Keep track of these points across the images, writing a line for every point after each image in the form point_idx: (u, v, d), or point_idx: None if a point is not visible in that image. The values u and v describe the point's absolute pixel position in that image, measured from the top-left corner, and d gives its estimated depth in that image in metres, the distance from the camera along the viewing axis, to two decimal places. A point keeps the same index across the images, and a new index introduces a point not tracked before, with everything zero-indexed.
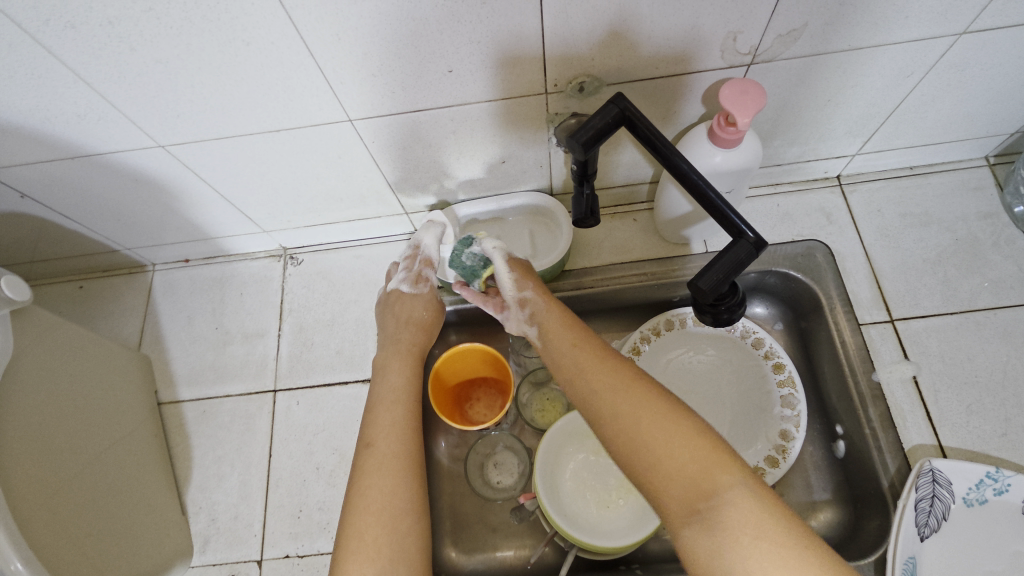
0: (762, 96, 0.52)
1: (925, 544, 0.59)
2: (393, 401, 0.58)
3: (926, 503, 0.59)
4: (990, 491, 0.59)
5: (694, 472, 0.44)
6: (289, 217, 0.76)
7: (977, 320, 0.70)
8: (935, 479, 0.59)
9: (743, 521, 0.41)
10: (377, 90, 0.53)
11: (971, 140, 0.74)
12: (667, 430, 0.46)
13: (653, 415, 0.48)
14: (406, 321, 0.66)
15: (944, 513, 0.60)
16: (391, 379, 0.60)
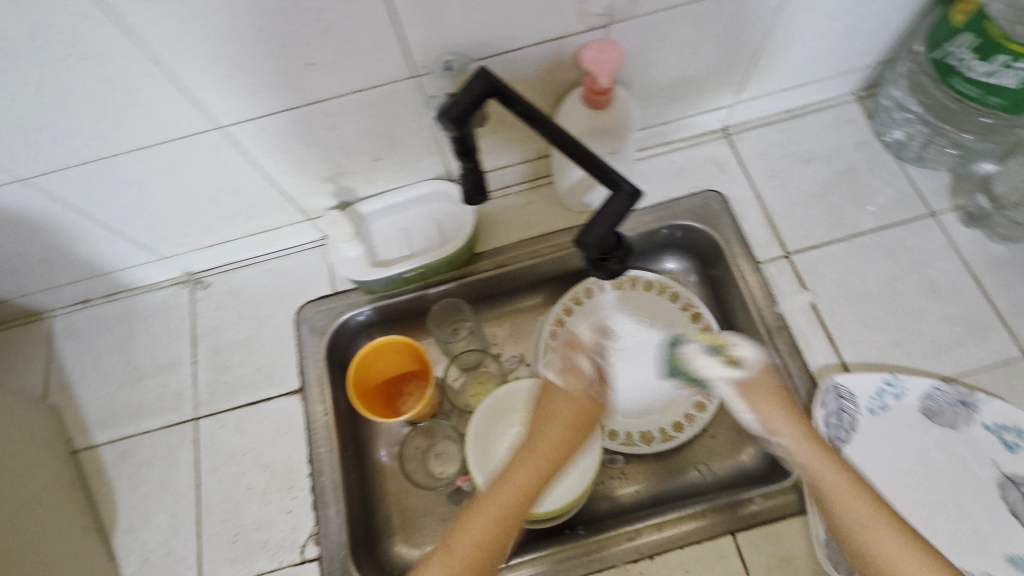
0: (620, 56, 0.54)
1: (839, 455, 0.63)
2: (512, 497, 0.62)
3: (834, 417, 0.64)
4: (890, 398, 0.64)
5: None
6: (185, 238, 0.73)
7: (863, 242, 0.75)
8: (839, 393, 0.64)
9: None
10: (238, 93, 0.53)
11: (837, 77, 0.78)
12: (890, 535, 0.56)
13: (866, 501, 0.57)
14: (521, 389, 0.69)
15: (852, 424, 0.64)
16: (546, 436, 0.65)
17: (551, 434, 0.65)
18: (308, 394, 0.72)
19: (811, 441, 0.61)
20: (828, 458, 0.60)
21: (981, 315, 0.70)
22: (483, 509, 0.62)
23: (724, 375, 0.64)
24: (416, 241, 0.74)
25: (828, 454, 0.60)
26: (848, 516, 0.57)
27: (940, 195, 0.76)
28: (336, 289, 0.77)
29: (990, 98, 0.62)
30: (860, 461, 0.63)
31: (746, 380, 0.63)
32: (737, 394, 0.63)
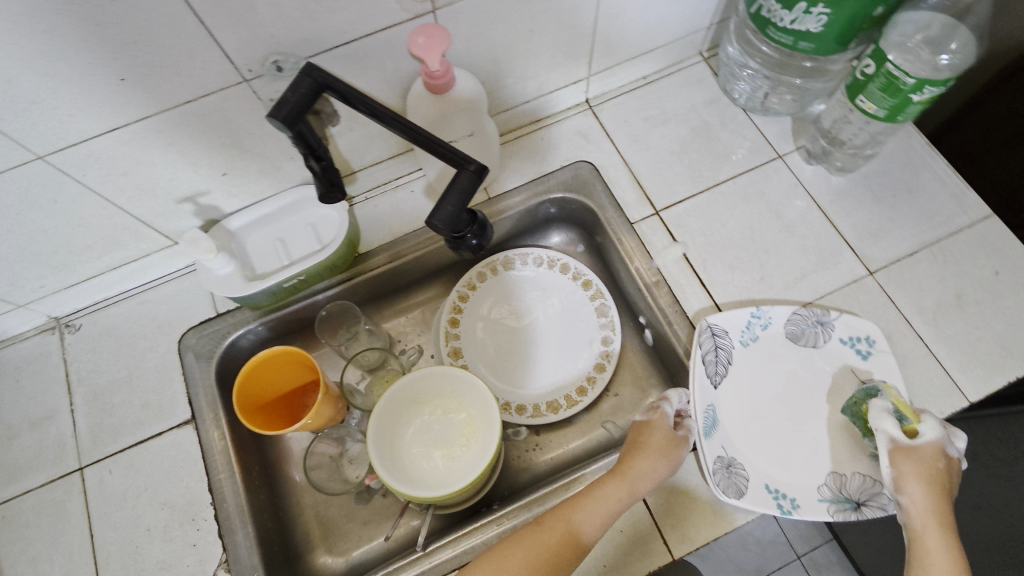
0: (447, 37, 0.55)
1: (720, 390, 0.68)
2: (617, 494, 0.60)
3: (712, 354, 0.68)
4: (758, 328, 0.70)
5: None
6: (39, 281, 0.69)
7: (723, 191, 0.80)
8: (713, 332, 0.69)
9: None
10: (51, 118, 0.50)
11: (678, 41, 0.83)
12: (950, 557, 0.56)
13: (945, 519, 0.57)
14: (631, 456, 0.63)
15: (729, 359, 0.69)
16: (649, 468, 0.61)
17: (653, 466, 0.61)
18: (200, 422, 0.70)
19: (929, 469, 0.58)
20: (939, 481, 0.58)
21: (831, 242, 0.76)
22: (586, 507, 0.59)
23: (889, 429, 0.60)
24: (293, 250, 0.73)
25: (937, 477, 0.58)
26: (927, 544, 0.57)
27: (784, 139, 0.82)
28: (219, 310, 0.75)
29: (801, 44, 0.68)
30: (739, 390, 0.69)
31: (906, 442, 0.59)
32: (893, 451, 0.59)
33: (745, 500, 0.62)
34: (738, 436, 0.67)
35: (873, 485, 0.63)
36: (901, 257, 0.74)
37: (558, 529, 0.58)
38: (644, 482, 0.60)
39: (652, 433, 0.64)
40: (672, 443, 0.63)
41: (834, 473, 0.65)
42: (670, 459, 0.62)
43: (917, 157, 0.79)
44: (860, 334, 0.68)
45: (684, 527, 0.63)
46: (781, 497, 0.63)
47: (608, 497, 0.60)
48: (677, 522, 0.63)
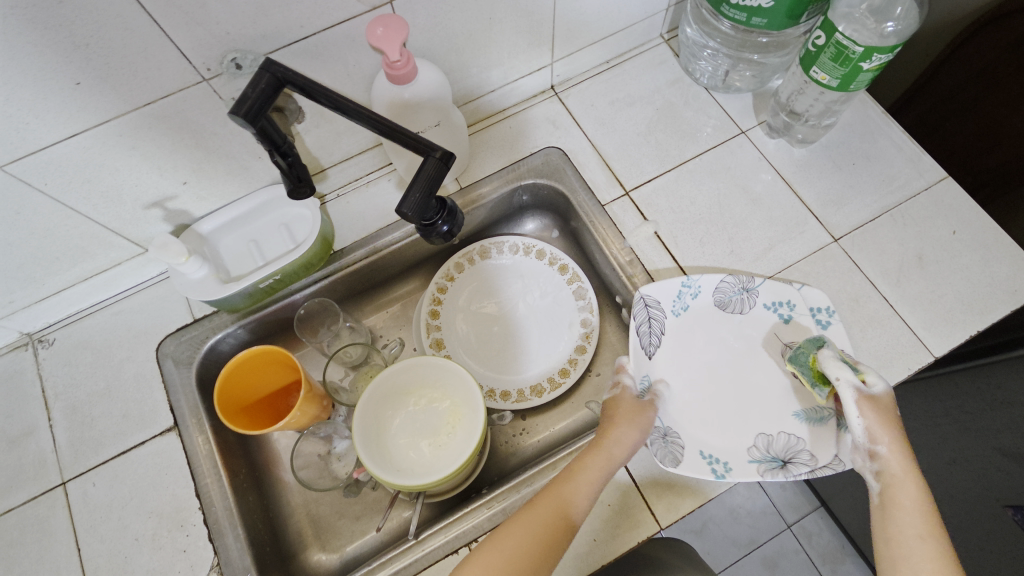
0: (404, 27, 0.56)
1: (654, 359, 0.70)
2: (601, 465, 0.61)
3: (645, 326, 0.70)
4: (688, 297, 0.72)
5: (910, 543, 0.52)
6: (8, 297, 0.68)
7: (690, 168, 0.81)
8: (647, 304, 0.70)
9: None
10: (7, 126, 0.49)
11: (638, 25, 0.84)
12: (919, 502, 0.54)
13: (908, 465, 0.56)
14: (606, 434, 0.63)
15: (661, 329, 0.71)
16: (623, 437, 0.62)
17: (625, 435, 0.62)
18: (184, 428, 0.69)
19: (885, 414, 0.58)
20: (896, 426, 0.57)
21: (796, 212, 0.78)
22: (575, 481, 0.59)
23: (847, 377, 0.59)
24: (268, 251, 0.73)
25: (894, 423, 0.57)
26: (894, 489, 0.55)
27: (746, 114, 0.84)
28: (195, 316, 0.74)
29: (754, 20, 0.70)
30: (671, 364, 0.71)
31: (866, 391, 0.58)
32: (858, 399, 0.58)
33: (683, 467, 0.63)
34: (717, 404, 0.68)
35: (798, 443, 0.64)
36: (864, 222, 0.77)
37: (551, 504, 0.58)
38: (623, 451, 0.62)
39: (620, 406, 0.66)
40: (638, 412, 0.65)
41: (762, 434, 0.66)
42: (639, 427, 0.64)
43: (873, 125, 0.82)
44: (783, 298, 0.70)
45: (670, 497, 0.65)
46: (715, 461, 0.64)
47: (592, 471, 0.60)
48: (663, 492, 0.65)
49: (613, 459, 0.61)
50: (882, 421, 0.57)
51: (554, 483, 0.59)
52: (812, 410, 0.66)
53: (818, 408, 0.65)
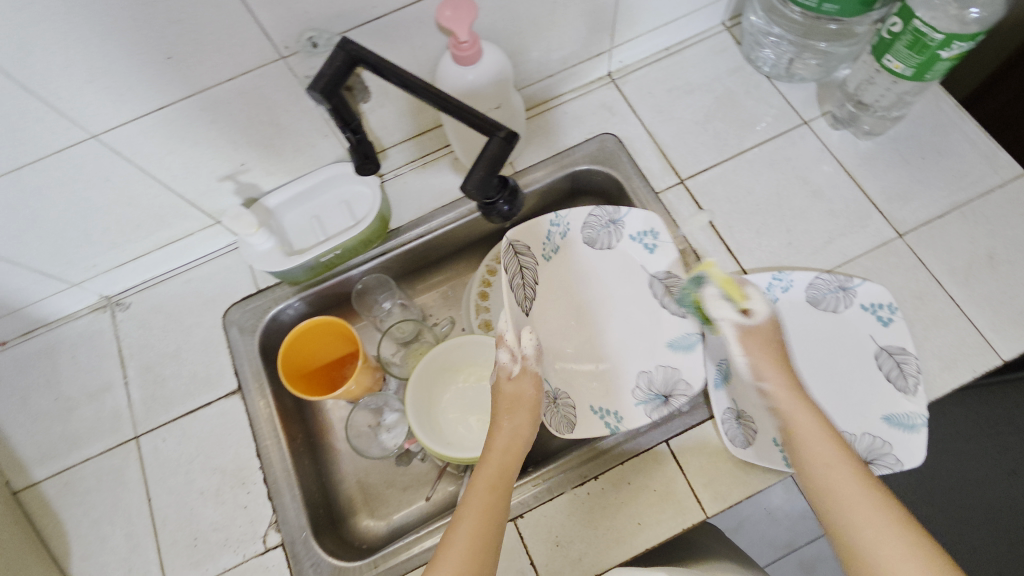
0: (473, 8, 0.57)
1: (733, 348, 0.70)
2: (510, 452, 0.61)
3: None
4: (557, 239, 0.74)
5: (854, 508, 0.51)
6: (92, 260, 0.72)
7: (748, 159, 0.80)
8: None
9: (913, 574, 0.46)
10: (103, 97, 0.53)
11: (701, 11, 0.83)
12: (839, 460, 0.53)
13: (814, 417, 0.56)
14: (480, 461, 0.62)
15: (534, 279, 0.73)
16: (515, 426, 0.62)
17: (517, 424, 0.63)
18: (247, 392, 0.73)
19: (761, 353, 0.60)
20: (778, 364, 0.60)
21: (859, 205, 0.76)
22: (495, 470, 0.59)
23: (729, 315, 0.61)
24: (329, 226, 0.75)
25: (769, 351, 0.60)
26: (812, 456, 0.54)
27: (810, 105, 0.82)
28: (259, 286, 0.78)
29: (826, 6, 0.68)
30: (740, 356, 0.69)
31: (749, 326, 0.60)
32: (739, 335, 0.60)
33: (576, 431, 0.68)
34: None
35: (675, 374, 0.71)
36: (931, 219, 0.74)
37: (480, 494, 0.57)
38: (525, 433, 0.63)
39: (505, 391, 0.65)
40: (524, 394, 0.64)
41: (642, 373, 0.72)
42: (531, 413, 0.64)
43: (946, 118, 0.78)
44: (646, 229, 0.73)
45: (716, 485, 0.64)
46: (609, 415, 0.70)
47: (498, 458, 0.60)
48: (710, 481, 0.65)
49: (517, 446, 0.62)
50: (760, 361, 0.60)
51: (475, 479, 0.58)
52: (680, 339, 0.72)
53: (681, 336, 0.72)
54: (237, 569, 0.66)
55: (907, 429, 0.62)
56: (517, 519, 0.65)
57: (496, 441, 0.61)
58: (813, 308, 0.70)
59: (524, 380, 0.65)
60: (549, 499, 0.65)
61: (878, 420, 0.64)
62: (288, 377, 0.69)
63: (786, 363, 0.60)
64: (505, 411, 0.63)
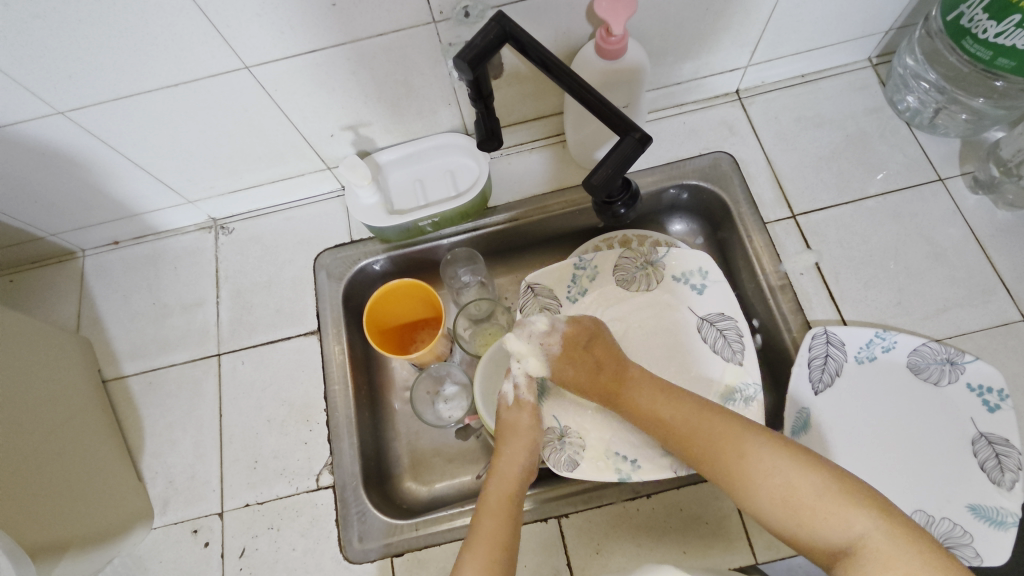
0: (633, 3, 0.57)
1: (820, 397, 0.67)
2: (512, 477, 0.62)
3: (820, 360, 0.67)
4: (585, 280, 0.74)
5: (754, 450, 0.53)
6: (210, 182, 0.76)
7: (869, 206, 0.76)
8: (828, 339, 0.67)
9: (812, 497, 0.50)
10: (265, 32, 0.55)
11: (851, 42, 0.78)
12: (709, 417, 0.57)
13: (654, 392, 0.61)
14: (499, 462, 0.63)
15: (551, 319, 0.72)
16: (513, 453, 0.63)
17: (514, 451, 0.63)
18: (324, 335, 0.75)
19: (571, 384, 0.65)
20: (600, 386, 0.63)
21: (984, 278, 0.71)
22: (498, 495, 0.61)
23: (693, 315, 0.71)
24: (430, 193, 0.76)
25: (588, 373, 0.64)
26: (701, 424, 0.57)
27: (949, 161, 0.77)
28: (354, 238, 0.80)
29: (1000, 60, 0.62)
30: (827, 410, 0.66)
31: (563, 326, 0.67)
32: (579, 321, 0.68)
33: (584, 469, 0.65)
34: (843, 456, 0.65)
35: None
36: None
37: (488, 517, 0.59)
38: (524, 459, 0.63)
39: (509, 420, 0.65)
40: (523, 423, 0.65)
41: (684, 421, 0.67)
42: (529, 441, 0.64)
43: None
44: (690, 269, 0.72)
45: (773, 534, 0.62)
46: (620, 462, 0.65)
47: (505, 484, 0.62)
48: (766, 527, 0.63)
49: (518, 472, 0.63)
50: (580, 391, 0.65)
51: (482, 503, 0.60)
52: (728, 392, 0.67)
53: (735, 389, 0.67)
54: (288, 499, 0.69)
55: (995, 525, 0.59)
56: (561, 518, 0.65)
57: (497, 467, 0.63)
58: (911, 376, 0.66)
59: (524, 410, 0.66)
60: (597, 505, 0.65)
61: (962, 508, 0.60)
62: (374, 337, 0.72)
63: (603, 359, 0.64)
64: (513, 438, 0.64)
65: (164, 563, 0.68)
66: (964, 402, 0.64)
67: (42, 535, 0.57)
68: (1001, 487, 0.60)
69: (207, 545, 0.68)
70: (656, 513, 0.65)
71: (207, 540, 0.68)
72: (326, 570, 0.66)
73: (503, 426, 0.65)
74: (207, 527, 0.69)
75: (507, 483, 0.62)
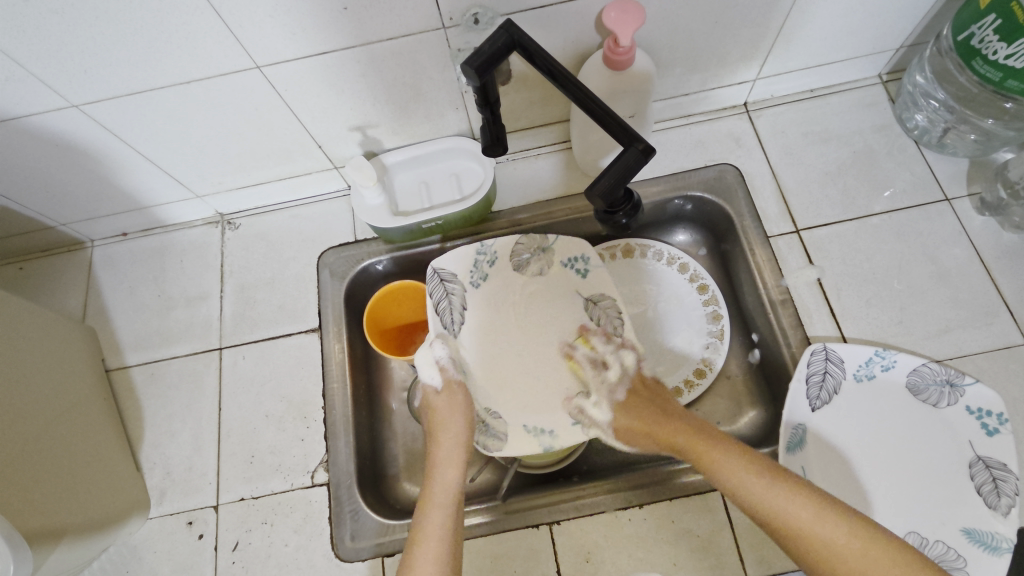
0: (641, 15, 0.57)
1: (817, 414, 0.67)
2: (451, 463, 0.64)
3: (818, 376, 0.67)
4: (577, 271, 0.73)
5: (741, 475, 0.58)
6: (218, 177, 0.77)
7: (874, 223, 0.76)
8: (827, 356, 0.67)
9: (845, 544, 0.52)
10: (277, 33, 0.56)
11: (861, 58, 0.78)
12: (779, 483, 0.56)
13: (739, 463, 0.58)
14: (442, 452, 0.65)
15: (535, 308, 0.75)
16: (449, 440, 0.65)
17: (449, 442, 0.65)
18: (325, 333, 0.76)
19: (630, 415, 0.67)
20: (664, 435, 0.64)
21: (988, 300, 0.70)
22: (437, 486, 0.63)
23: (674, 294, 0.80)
24: (435, 196, 0.77)
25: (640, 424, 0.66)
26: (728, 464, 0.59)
27: (956, 181, 0.76)
28: (358, 237, 0.81)
29: (1010, 83, 0.62)
30: (823, 427, 0.66)
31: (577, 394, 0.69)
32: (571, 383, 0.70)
33: (565, 452, 0.71)
34: (836, 474, 0.65)
35: None
36: None
37: (437, 497, 0.62)
38: (461, 438, 0.66)
39: (437, 405, 0.68)
40: (454, 405, 0.67)
41: None
42: (463, 420, 0.67)
43: None
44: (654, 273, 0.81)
45: (764, 550, 0.62)
46: (600, 446, 0.70)
47: (444, 471, 0.64)
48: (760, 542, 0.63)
49: (456, 457, 0.65)
50: (629, 412, 0.67)
51: (430, 490, 0.63)
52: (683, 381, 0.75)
53: (694, 368, 0.76)
54: (283, 495, 0.70)
55: (989, 550, 0.58)
56: (552, 525, 0.65)
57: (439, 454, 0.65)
58: (909, 395, 0.66)
59: (454, 393, 0.68)
60: (590, 513, 0.65)
61: (956, 532, 0.60)
62: (373, 337, 0.73)
63: (664, 402, 0.67)
64: (439, 427, 0.66)
65: (159, 553, 0.68)
66: (963, 424, 0.63)
67: (40, 521, 0.58)
68: (996, 510, 0.59)
69: (201, 537, 0.69)
70: (649, 523, 0.65)
71: (202, 532, 0.69)
72: (318, 567, 0.66)
73: (437, 418, 0.67)
74: (202, 519, 0.69)
75: (445, 467, 0.64)
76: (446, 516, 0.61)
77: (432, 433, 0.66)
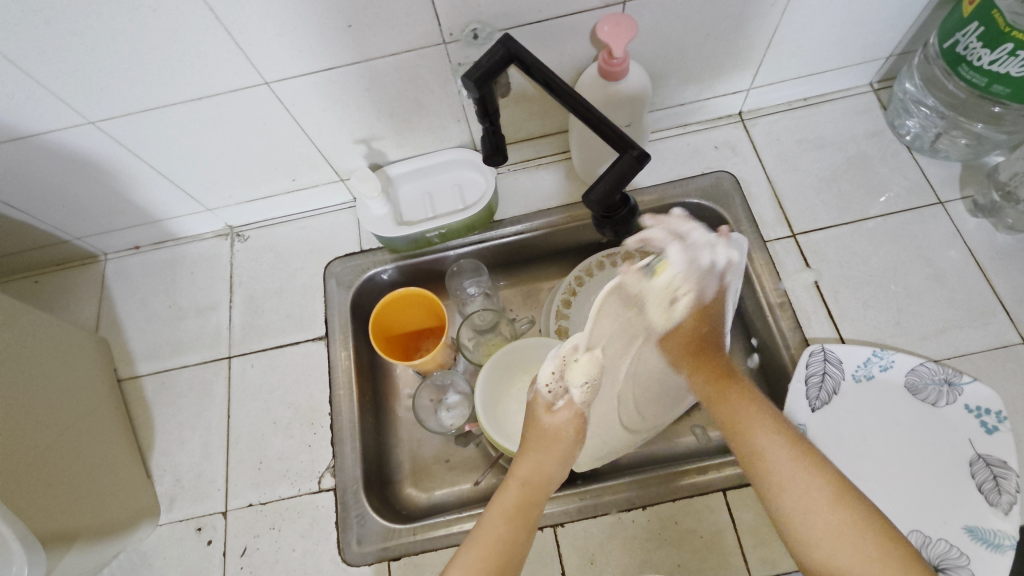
0: (633, 28, 0.59)
1: (818, 414, 0.67)
2: (537, 480, 0.58)
3: (817, 377, 0.68)
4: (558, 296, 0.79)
5: (773, 450, 0.53)
6: (228, 191, 0.80)
7: (869, 227, 0.77)
8: (826, 357, 0.68)
9: (813, 513, 0.49)
10: (286, 50, 0.58)
11: (852, 67, 0.80)
12: (776, 434, 0.54)
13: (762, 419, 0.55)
14: (531, 473, 0.58)
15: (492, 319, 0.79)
16: (547, 462, 0.59)
17: (551, 460, 0.59)
18: (331, 340, 0.77)
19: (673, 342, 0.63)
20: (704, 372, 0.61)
21: (983, 300, 0.71)
22: (511, 496, 0.56)
23: None
24: (439, 205, 0.78)
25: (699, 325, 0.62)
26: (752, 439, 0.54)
27: (950, 185, 0.78)
28: (363, 247, 0.83)
29: (995, 87, 0.64)
30: (825, 427, 0.67)
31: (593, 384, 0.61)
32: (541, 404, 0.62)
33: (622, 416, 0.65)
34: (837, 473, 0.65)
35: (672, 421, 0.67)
36: None
37: (515, 487, 0.57)
38: (554, 472, 0.59)
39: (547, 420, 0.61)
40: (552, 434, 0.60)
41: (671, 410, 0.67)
42: (564, 452, 0.59)
43: None
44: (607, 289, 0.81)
45: (767, 549, 0.63)
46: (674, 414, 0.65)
47: (516, 483, 0.57)
48: (763, 542, 0.63)
49: (540, 482, 0.58)
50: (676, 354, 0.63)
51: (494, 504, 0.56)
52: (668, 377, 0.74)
53: None
54: (290, 500, 0.71)
55: (992, 548, 0.58)
56: (556, 527, 0.66)
57: (521, 468, 0.58)
58: (906, 395, 0.66)
59: (559, 414, 0.61)
60: (592, 515, 0.66)
61: (959, 530, 0.60)
62: (380, 344, 0.74)
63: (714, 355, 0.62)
64: (547, 441, 0.60)
65: (168, 559, 0.69)
66: (961, 421, 0.64)
67: (54, 525, 0.59)
68: (994, 506, 0.60)
69: (209, 543, 0.69)
70: (651, 523, 0.65)
71: (211, 538, 0.70)
72: (325, 571, 0.67)
73: (533, 426, 0.61)
74: (211, 525, 0.70)
75: (527, 486, 0.57)
76: (501, 521, 0.55)
77: (540, 448, 0.59)
